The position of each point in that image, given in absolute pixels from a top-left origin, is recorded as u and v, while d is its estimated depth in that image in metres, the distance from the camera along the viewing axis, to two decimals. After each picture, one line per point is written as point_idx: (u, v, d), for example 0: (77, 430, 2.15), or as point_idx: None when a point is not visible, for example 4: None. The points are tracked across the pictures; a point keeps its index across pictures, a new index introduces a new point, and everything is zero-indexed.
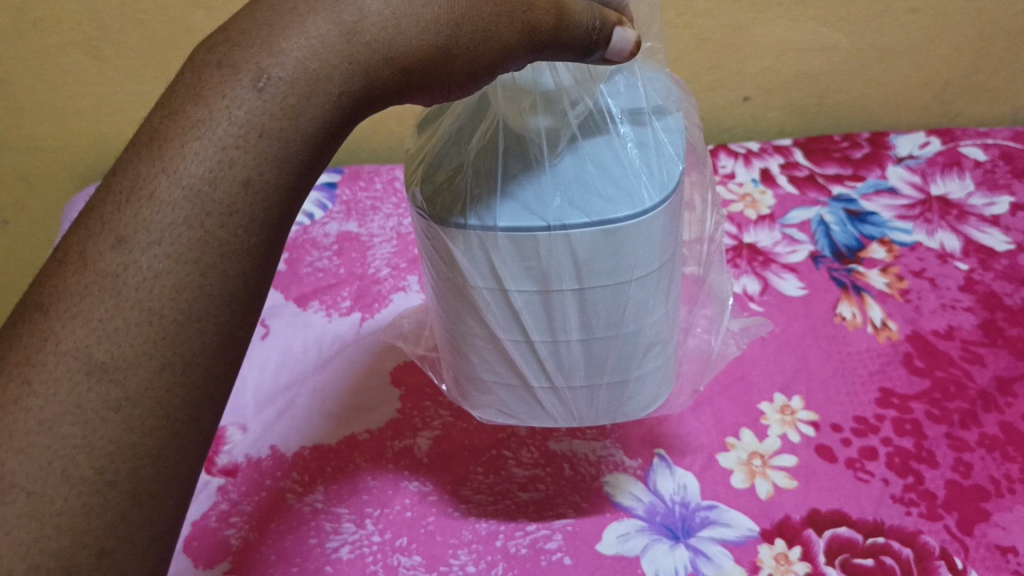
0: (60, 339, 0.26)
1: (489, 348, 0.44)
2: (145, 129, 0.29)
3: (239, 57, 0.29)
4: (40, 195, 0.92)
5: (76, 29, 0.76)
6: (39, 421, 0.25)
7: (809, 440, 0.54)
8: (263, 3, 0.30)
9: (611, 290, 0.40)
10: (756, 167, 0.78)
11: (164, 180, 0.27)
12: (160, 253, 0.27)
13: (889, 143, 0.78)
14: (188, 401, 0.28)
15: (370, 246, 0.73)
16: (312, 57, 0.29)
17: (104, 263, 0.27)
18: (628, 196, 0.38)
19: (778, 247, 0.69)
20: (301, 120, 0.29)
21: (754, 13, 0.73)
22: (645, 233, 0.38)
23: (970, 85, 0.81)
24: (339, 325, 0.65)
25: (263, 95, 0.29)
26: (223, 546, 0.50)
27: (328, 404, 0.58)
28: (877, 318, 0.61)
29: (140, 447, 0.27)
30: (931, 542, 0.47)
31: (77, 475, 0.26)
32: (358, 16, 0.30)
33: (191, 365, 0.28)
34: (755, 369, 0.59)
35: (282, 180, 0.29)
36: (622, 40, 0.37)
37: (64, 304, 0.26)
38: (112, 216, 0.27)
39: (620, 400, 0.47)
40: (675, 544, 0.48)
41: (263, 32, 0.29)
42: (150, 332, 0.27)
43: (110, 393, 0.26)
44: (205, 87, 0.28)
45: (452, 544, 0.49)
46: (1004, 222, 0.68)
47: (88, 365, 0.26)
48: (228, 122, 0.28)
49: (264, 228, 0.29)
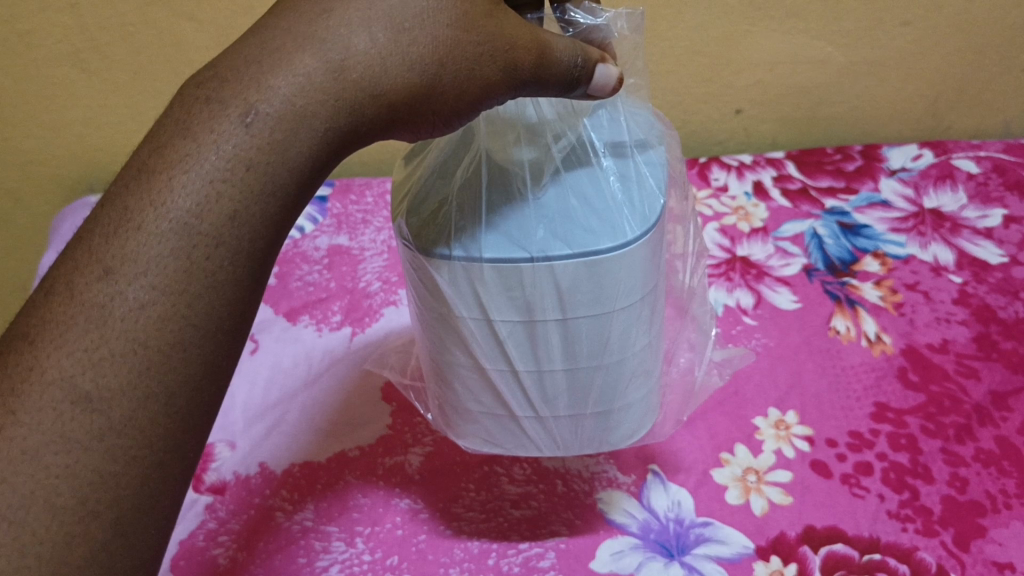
0: (44, 368, 0.27)
1: (473, 378, 0.43)
2: (134, 161, 0.29)
3: (227, 93, 0.29)
4: (28, 208, 0.90)
5: (64, 42, 0.75)
6: (23, 450, 0.26)
7: (803, 456, 0.53)
8: (252, 39, 0.31)
9: (595, 319, 0.40)
10: (749, 180, 0.77)
11: (151, 212, 0.28)
12: (146, 284, 0.28)
13: (881, 156, 0.78)
14: (172, 430, 0.28)
15: (361, 260, 0.72)
16: (299, 94, 0.29)
17: (91, 293, 0.28)
18: (610, 228, 0.37)
19: (771, 260, 0.68)
20: (288, 155, 0.30)
21: (746, 26, 0.73)
22: (628, 265, 0.38)
23: (962, 98, 0.81)
24: (329, 341, 0.64)
25: (250, 129, 0.29)
26: (211, 565, 0.49)
27: (317, 420, 0.58)
28: (871, 332, 0.61)
29: (123, 476, 0.27)
30: (927, 558, 0.47)
31: (59, 504, 0.26)
32: (345, 54, 0.30)
33: (174, 396, 0.28)
34: (749, 384, 0.58)
35: (269, 213, 0.30)
36: (605, 76, 0.38)
37: (51, 336, 0.27)
38: (100, 248, 0.28)
39: (608, 431, 0.46)
40: (670, 562, 0.48)
41: (252, 69, 0.30)
42: (135, 362, 0.27)
43: (94, 422, 0.27)
44: (194, 123, 0.29)
45: (444, 562, 0.49)
46: (997, 234, 0.68)
47: (72, 395, 0.27)
48: (215, 156, 0.29)
49: (250, 260, 0.30)
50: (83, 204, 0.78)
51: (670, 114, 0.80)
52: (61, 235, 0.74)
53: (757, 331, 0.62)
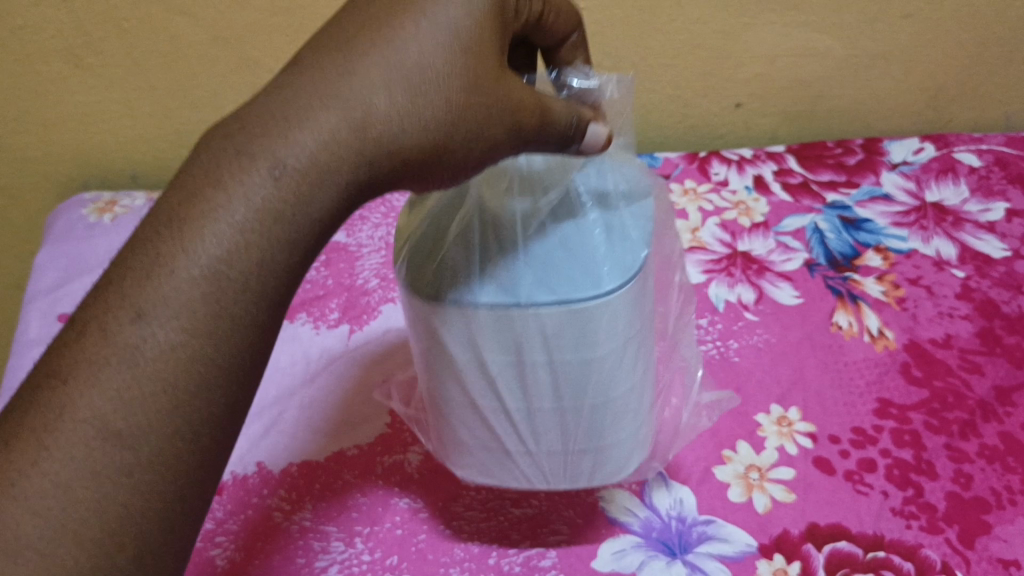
0: (77, 408, 0.26)
1: (468, 411, 0.44)
2: (161, 206, 0.29)
3: (255, 144, 0.29)
4: (24, 205, 0.89)
5: (58, 37, 0.74)
6: (54, 488, 0.26)
7: (806, 453, 0.53)
8: (279, 90, 0.31)
9: (578, 363, 0.40)
10: (749, 174, 0.76)
11: (182, 257, 0.28)
12: (177, 326, 0.28)
13: (882, 150, 0.77)
14: (195, 471, 0.28)
15: (358, 257, 0.71)
16: (324, 148, 0.30)
17: (123, 335, 0.27)
18: (591, 278, 0.38)
19: (773, 255, 0.68)
20: (313, 206, 0.30)
21: (746, 20, 0.72)
22: (609, 313, 0.38)
23: (964, 91, 0.81)
24: (327, 338, 0.63)
25: (278, 182, 0.29)
26: (208, 566, 0.48)
27: (316, 420, 0.57)
28: (873, 327, 0.61)
29: (148, 516, 0.27)
30: (932, 556, 0.47)
31: (87, 542, 0.26)
32: (368, 113, 0.31)
33: (200, 436, 0.28)
34: (751, 381, 0.58)
35: (292, 261, 0.30)
36: (596, 135, 0.39)
37: (83, 375, 0.27)
38: (132, 290, 0.28)
39: (604, 466, 0.47)
40: (673, 560, 0.48)
41: (279, 120, 0.30)
42: (165, 403, 0.27)
43: (124, 460, 0.26)
44: (224, 170, 0.29)
45: (444, 562, 0.48)
46: (999, 228, 0.68)
47: (103, 432, 0.26)
48: (245, 205, 0.29)
49: (271, 307, 0.30)
50: (79, 201, 0.77)
51: (670, 109, 0.80)
52: (55, 233, 0.73)
53: (759, 327, 0.61)
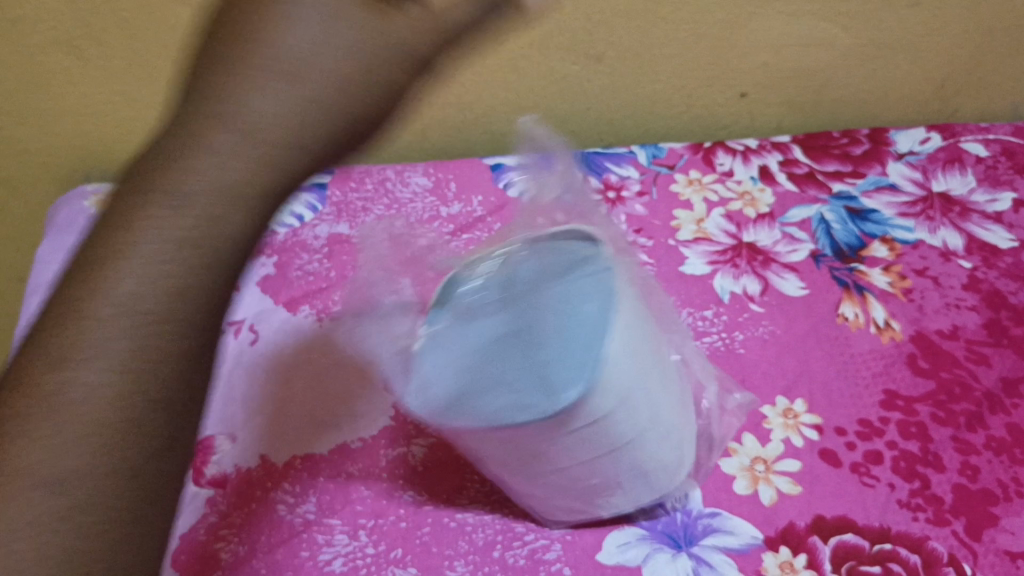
0: (17, 453, 0.32)
1: (516, 483, 0.48)
2: (78, 273, 0.36)
3: (159, 184, 0.36)
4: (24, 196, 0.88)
5: (57, 27, 0.72)
6: (11, 524, 0.31)
7: (812, 444, 0.53)
8: (168, 140, 0.37)
9: (571, 451, 0.44)
10: (754, 165, 0.74)
11: (97, 304, 0.35)
12: (96, 366, 0.34)
13: (888, 140, 0.76)
14: (129, 492, 0.33)
15: (361, 248, 0.68)
16: (218, 173, 0.35)
17: (45, 380, 0.34)
18: (540, 394, 0.42)
19: (779, 247, 0.66)
20: (218, 229, 0.36)
21: (752, 9, 0.71)
22: (581, 413, 0.42)
23: (970, 80, 0.80)
24: (328, 331, 0.62)
25: (176, 210, 0.35)
26: (213, 560, 0.49)
27: (318, 412, 0.57)
28: (880, 318, 0.60)
29: (104, 517, 0.32)
30: (939, 548, 0.47)
31: (46, 555, 0.31)
32: (252, 121, 0.35)
33: (135, 460, 0.33)
34: (756, 372, 0.57)
35: (200, 285, 0.36)
36: None
37: (17, 426, 0.33)
38: (55, 339, 0.34)
39: (633, 497, 0.48)
40: (678, 553, 0.48)
41: (170, 159, 0.36)
42: (92, 430, 0.33)
43: (56, 488, 0.32)
44: (127, 220, 0.36)
45: (449, 555, 0.49)
46: (1006, 219, 0.67)
47: (46, 479, 0.32)
48: (154, 245, 0.35)
49: (187, 331, 0.35)
50: (79, 193, 0.75)
51: (675, 98, 0.79)
52: (56, 227, 0.72)
53: (764, 318, 0.60)
